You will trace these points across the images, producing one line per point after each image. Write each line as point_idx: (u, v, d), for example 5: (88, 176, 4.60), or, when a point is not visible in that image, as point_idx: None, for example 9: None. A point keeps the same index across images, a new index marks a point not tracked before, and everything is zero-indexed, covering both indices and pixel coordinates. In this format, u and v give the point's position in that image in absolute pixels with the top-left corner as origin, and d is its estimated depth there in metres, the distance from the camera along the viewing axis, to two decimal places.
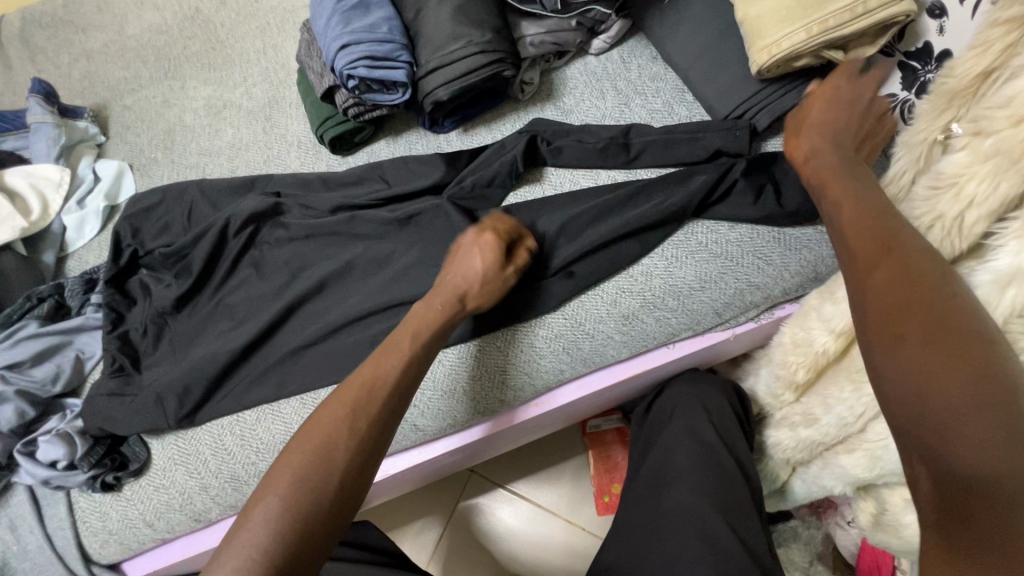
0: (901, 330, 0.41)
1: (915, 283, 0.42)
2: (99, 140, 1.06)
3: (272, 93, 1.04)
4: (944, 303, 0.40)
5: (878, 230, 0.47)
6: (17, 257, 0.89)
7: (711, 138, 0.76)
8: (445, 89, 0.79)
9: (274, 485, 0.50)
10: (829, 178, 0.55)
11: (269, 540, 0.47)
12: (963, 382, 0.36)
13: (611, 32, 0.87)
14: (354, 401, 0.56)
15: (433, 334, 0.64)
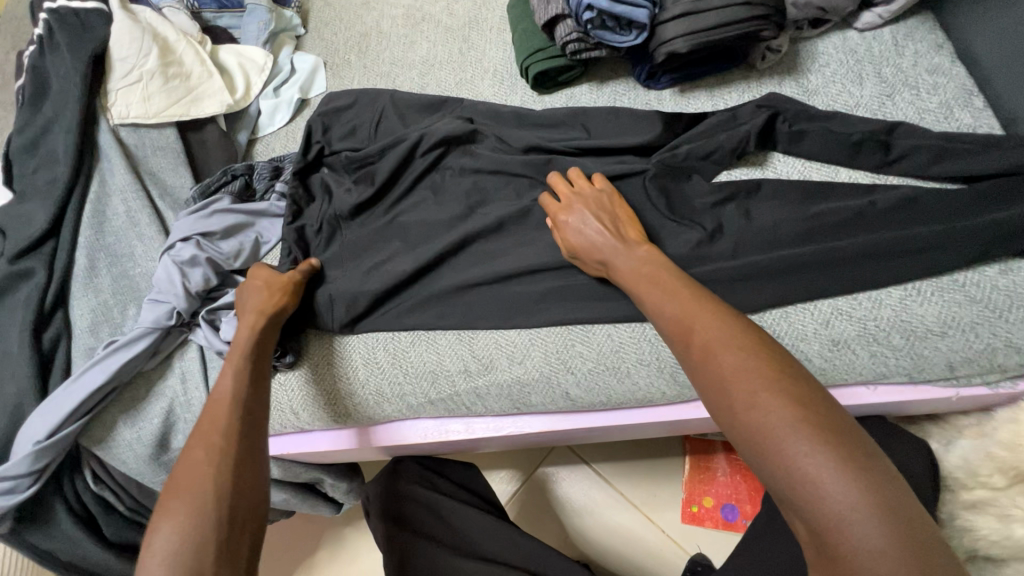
0: (728, 396, 0.46)
1: (760, 361, 0.46)
2: (298, 32, 1.08)
3: (473, 13, 0.99)
4: (755, 371, 0.46)
5: (688, 315, 0.52)
6: (218, 131, 0.93)
7: (1009, 157, 0.62)
8: (685, 40, 0.69)
9: (175, 504, 0.52)
10: (645, 278, 0.58)
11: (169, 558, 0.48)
12: (771, 430, 0.43)
13: (891, 6, 0.72)
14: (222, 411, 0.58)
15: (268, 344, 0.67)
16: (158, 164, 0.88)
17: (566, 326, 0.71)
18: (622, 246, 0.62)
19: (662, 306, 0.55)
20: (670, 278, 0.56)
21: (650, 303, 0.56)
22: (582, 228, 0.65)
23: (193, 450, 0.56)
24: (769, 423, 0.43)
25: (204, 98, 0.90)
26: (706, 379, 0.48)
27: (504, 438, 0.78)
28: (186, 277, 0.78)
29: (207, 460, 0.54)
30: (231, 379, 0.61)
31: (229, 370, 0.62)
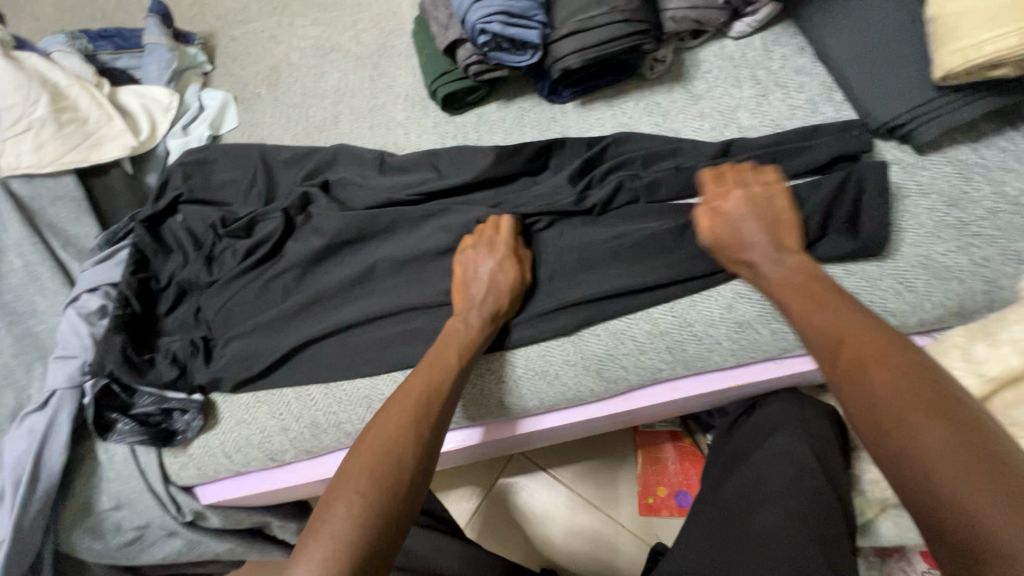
0: (871, 410, 0.45)
1: (891, 369, 0.46)
2: (205, 69, 1.06)
3: (382, 41, 1.01)
4: (922, 377, 0.45)
5: (852, 330, 0.50)
6: (124, 175, 0.90)
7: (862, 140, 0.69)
8: (576, 57, 0.74)
9: (368, 478, 0.52)
10: (793, 287, 0.58)
11: (356, 534, 0.48)
12: (906, 435, 0.42)
13: (758, 16, 0.80)
14: (426, 392, 0.59)
15: (475, 352, 0.65)
16: (58, 214, 0.84)
17: (496, 349, 0.72)
18: (772, 251, 0.61)
19: (820, 319, 0.53)
20: (824, 294, 0.55)
21: (796, 315, 0.56)
22: (741, 216, 0.63)
23: (372, 430, 0.56)
24: (908, 432, 0.42)
25: (105, 142, 0.87)
26: (853, 394, 0.47)
27: (448, 453, 0.78)
28: (93, 326, 0.76)
29: (388, 439, 0.55)
30: (426, 369, 0.62)
31: (422, 372, 0.61)
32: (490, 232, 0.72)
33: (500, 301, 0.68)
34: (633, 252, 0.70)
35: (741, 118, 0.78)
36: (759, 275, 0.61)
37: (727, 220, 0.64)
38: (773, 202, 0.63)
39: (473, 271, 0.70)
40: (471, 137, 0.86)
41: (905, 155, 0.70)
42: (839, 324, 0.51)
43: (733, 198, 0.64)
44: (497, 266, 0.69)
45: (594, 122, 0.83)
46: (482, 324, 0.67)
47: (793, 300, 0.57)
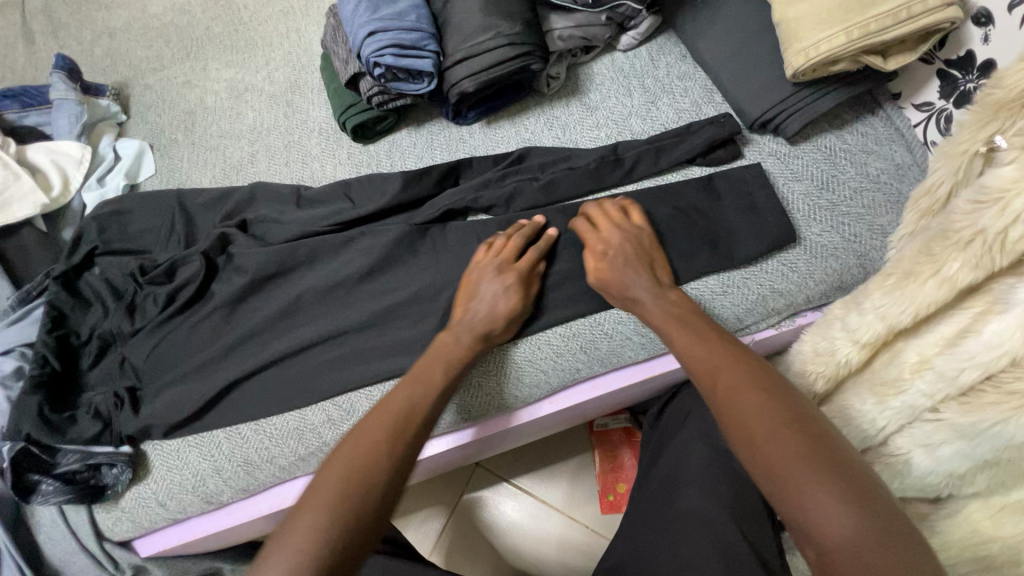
0: (760, 440, 0.46)
1: (758, 394, 0.49)
2: (120, 119, 1.06)
3: (294, 77, 1.03)
4: (786, 410, 0.48)
5: (714, 358, 0.54)
6: (37, 233, 0.89)
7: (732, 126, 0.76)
8: (471, 80, 0.78)
9: (335, 499, 0.49)
10: (672, 314, 0.61)
11: (320, 549, 0.46)
12: (795, 471, 0.44)
13: (640, 29, 0.85)
14: (400, 416, 0.57)
15: (459, 369, 0.64)
16: None
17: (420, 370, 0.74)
18: (653, 288, 0.64)
19: (691, 348, 0.57)
20: (698, 324, 0.58)
21: (676, 341, 0.58)
22: (619, 262, 0.66)
23: (349, 448, 0.54)
24: (793, 466, 0.44)
25: (14, 202, 0.87)
26: (744, 424, 0.48)
27: None
28: (9, 389, 0.75)
29: (350, 461, 0.52)
30: (409, 390, 0.60)
31: (408, 386, 0.61)
32: (513, 250, 0.71)
33: (495, 323, 0.67)
34: (536, 253, 0.74)
35: (634, 125, 0.83)
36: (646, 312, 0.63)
37: (614, 274, 0.66)
38: (628, 244, 0.67)
39: (475, 288, 0.69)
40: (385, 164, 0.89)
41: (780, 147, 0.76)
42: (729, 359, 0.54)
43: (618, 247, 0.67)
44: (503, 290, 0.68)
45: (500, 140, 0.86)
46: (473, 344, 0.66)
47: (665, 323, 0.61)
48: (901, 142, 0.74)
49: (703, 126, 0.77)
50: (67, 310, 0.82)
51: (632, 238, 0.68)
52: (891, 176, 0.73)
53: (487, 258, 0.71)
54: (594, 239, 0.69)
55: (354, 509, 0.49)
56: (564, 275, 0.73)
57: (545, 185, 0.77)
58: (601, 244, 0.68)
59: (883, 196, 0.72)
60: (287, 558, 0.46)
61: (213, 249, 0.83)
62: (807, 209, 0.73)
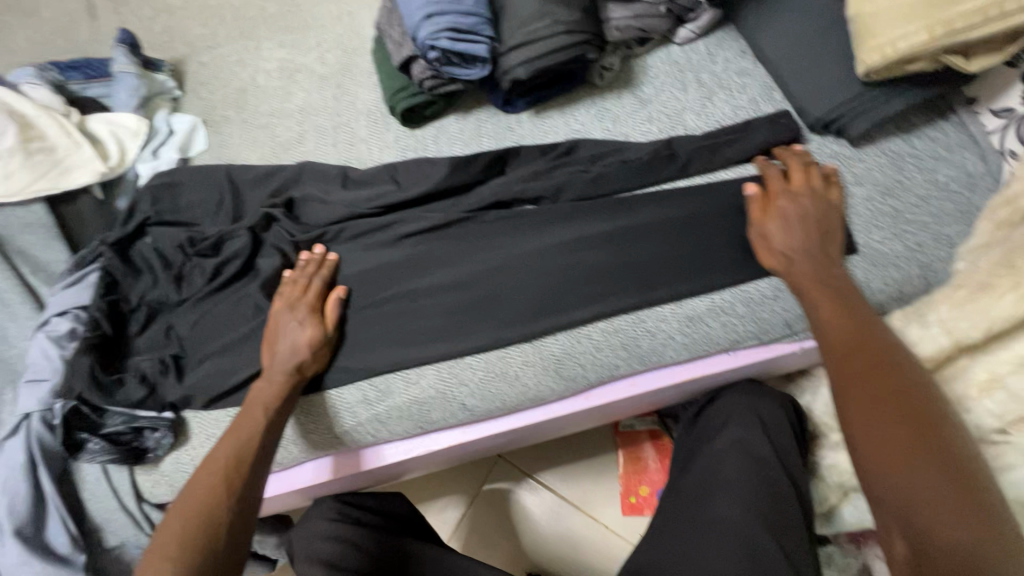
0: (879, 419, 0.47)
1: (890, 378, 0.49)
2: (175, 94, 1.08)
3: (345, 60, 1.04)
4: (918, 402, 0.48)
5: (860, 333, 0.53)
6: (93, 201, 0.91)
7: (792, 126, 0.74)
8: (524, 68, 0.77)
9: (164, 552, 0.52)
10: (828, 279, 0.60)
11: (203, 507, 0.55)
12: (909, 455, 0.45)
13: (699, 22, 0.83)
14: (231, 455, 0.60)
15: (283, 403, 0.67)
16: (28, 242, 0.85)
17: (459, 356, 0.74)
18: (817, 254, 0.63)
19: (835, 318, 0.56)
20: (852, 299, 0.57)
21: (818, 311, 0.58)
22: (789, 218, 0.66)
23: (181, 499, 0.56)
24: (907, 454, 0.45)
25: (74, 169, 0.89)
26: (866, 399, 0.49)
27: (415, 459, 0.79)
28: (64, 349, 0.78)
29: (208, 514, 0.54)
30: (229, 440, 0.61)
31: (231, 434, 0.62)
32: (299, 291, 0.76)
33: (302, 356, 0.70)
34: (581, 246, 0.73)
35: (687, 120, 0.81)
36: (793, 268, 0.63)
37: (777, 232, 0.66)
38: (811, 208, 0.66)
39: (280, 322, 0.73)
40: (431, 149, 0.89)
41: (842, 149, 0.73)
42: (861, 333, 0.53)
43: (787, 208, 0.66)
44: (307, 325, 0.72)
45: (548, 130, 0.85)
46: (286, 376, 0.69)
47: (810, 288, 0.60)
48: (974, 150, 0.70)
49: (762, 123, 0.75)
50: (119, 276, 0.84)
51: (824, 207, 0.66)
52: (961, 185, 0.69)
53: (306, 298, 0.75)
54: (779, 191, 0.68)
55: (202, 550, 0.52)
56: (610, 270, 0.72)
57: (597, 177, 0.76)
58: (783, 197, 0.67)
59: (951, 206, 0.69)
60: (182, 513, 0.55)
61: (260, 225, 0.84)
62: (870, 216, 0.69)
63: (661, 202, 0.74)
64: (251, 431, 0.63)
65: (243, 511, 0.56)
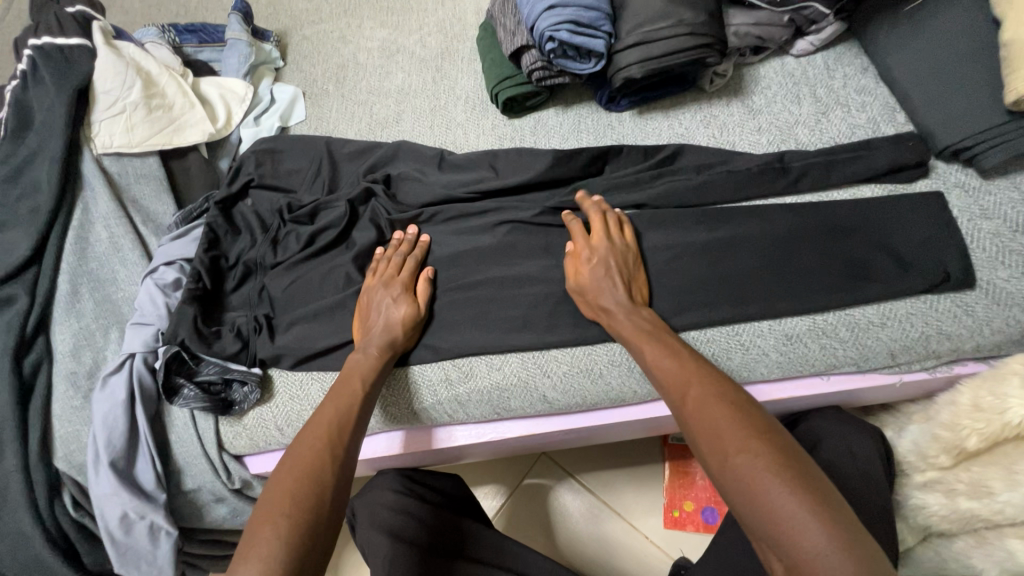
0: (716, 440, 0.50)
1: (725, 407, 0.52)
2: (277, 65, 1.12)
3: (446, 45, 1.05)
4: (724, 421, 0.51)
5: (685, 372, 0.58)
6: (200, 159, 0.96)
7: (918, 150, 0.72)
8: (639, 67, 0.76)
9: (278, 505, 0.54)
10: (645, 332, 0.64)
11: (314, 465, 0.58)
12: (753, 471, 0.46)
13: (821, 35, 0.81)
14: (334, 420, 0.63)
15: (377, 377, 0.69)
16: (140, 191, 0.90)
17: (545, 348, 0.74)
18: (627, 302, 0.67)
19: (660, 361, 0.60)
20: (670, 342, 0.62)
21: (649, 359, 0.62)
22: (599, 272, 0.69)
23: (290, 457, 0.59)
24: (744, 466, 0.47)
25: (186, 127, 0.93)
26: (701, 427, 0.52)
27: (486, 444, 0.80)
28: (169, 297, 0.81)
29: (315, 472, 0.57)
30: (333, 405, 0.65)
31: (334, 397, 0.66)
32: (393, 268, 0.78)
33: (395, 333, 0.72)
34: (682, 251, 0.72)
35: (799, 134, 0.79)
36: (614, 325, 0.67)
37: (586, 288, 0.69)
38: (619, 263, 0.69)
39: (373, 298, 0.75)
40: (529, 139, 0.89)
41: (970, 179, 0.70)
42: (687, 373, 0.57)
43: (593, 267, 0.69)
44: (398, 302, 0.74)
45: (650, 131, 0.84)
46: (380, 351, 0.71)
47: (637, 339, 0.64)
48: None
49: (885, 144, 0.73)
50: (224, 232, 0.88)
51: (618, 254, 0.70)
52: None
53: (401, 275, 0.77)
54: (581, 249, 0.71)
55: (314, 506, 0.55)
56: (708, 279, 0.71)
57: (702, 184, 0.75)
58: (585, 255, 0.71)
59: None
60: (293, 470, 0.57)
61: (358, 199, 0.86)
62: (998, 251, 0.66)
63: (764, 216, 0.72)
64: (351, 398, 0.66)
65: (343, 472, 0.59)
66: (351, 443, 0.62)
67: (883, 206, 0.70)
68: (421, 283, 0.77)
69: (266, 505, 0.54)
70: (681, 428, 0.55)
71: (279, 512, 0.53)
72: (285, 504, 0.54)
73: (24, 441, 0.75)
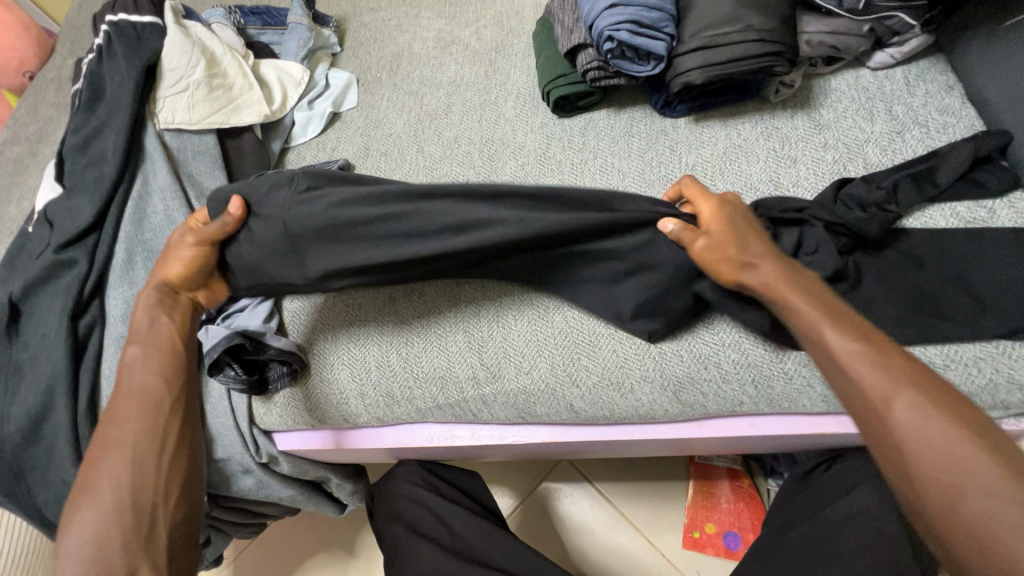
0: (939, 461, 0.44)
1: (945, 415, 0.46)
2: (334, 50, 1.13)
3: (501, 38, 1.04)
4: (943, 428, 0.45)
5: (879, 358, 0.49)
6: (254, 139, 0.98)
7: (1003, 182, 0.67)
8: (701, 72, 0.73)
9: (83, 498, 0.59)
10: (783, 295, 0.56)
11: (122, 468, 0.60)
12: (968, 491, 0.43)
13: (904, 47, 0.75)
14: (142, 401, 0.64)
15: (184, 343, 0.69)
16: (196, 167, 0.93)
17: (576, 357, 0.72)
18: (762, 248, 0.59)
19: (845, 342, 0.51)
20: (846, 314, 0.54)
21: (822, 329, 0.53)
22: (722, 217, 0.61)
23: (97, 447, 0.62)
24: (999, 510, 0.41)
25: (243, 108, 0.95)
26: (907, 435, 0.46)
27: (507, 447, 0.79)
28: None
29: (127, 462, 0.60)
30: (139, 382, 0.65)
31: (142, 371, 0.66)
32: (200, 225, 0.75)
33: (177, 280, 0.71)
34: None
35: (869, 154, 0.73)
36: (759, 276, 0.58)
37: (715, 244, 0.60)
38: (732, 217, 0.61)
39: (183, 250, 0.71)
40: (577, 141, 0.87)
41: None
42: (871, 350, 0.50)
43: (714, 209, 0.62)
44: (184, 258, 0.71)
45: (706, 140, 0.81)
46: (164, 309, 0.70)
47: (793, 302, 0.56)
48: None
49: (955, 147, 0.68)
50: None
51: (725, 208, 0.62)
52: None
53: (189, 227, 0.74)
54: (696, 197, 0.64)
55: (121, 517, 0.57)
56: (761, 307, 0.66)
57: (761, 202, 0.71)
58: (705, 199, 0.63)
59: None
60: (100, 476, 0.60)
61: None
62: None
63: (820, 226, 0.67)
64: (148, 373, 0.66)
65: (171, 464, 0.62)
66: (172, 426, 0.63)
67: (960, 241, 0.65)
68: (202, 260, 0.72)
69: (85, 529, 0.57)
70: (880, 429, 0.48)
71: (100, 528, 0.57)
72: (93, 517, 0.57)
73: (74, 398, 0.79)
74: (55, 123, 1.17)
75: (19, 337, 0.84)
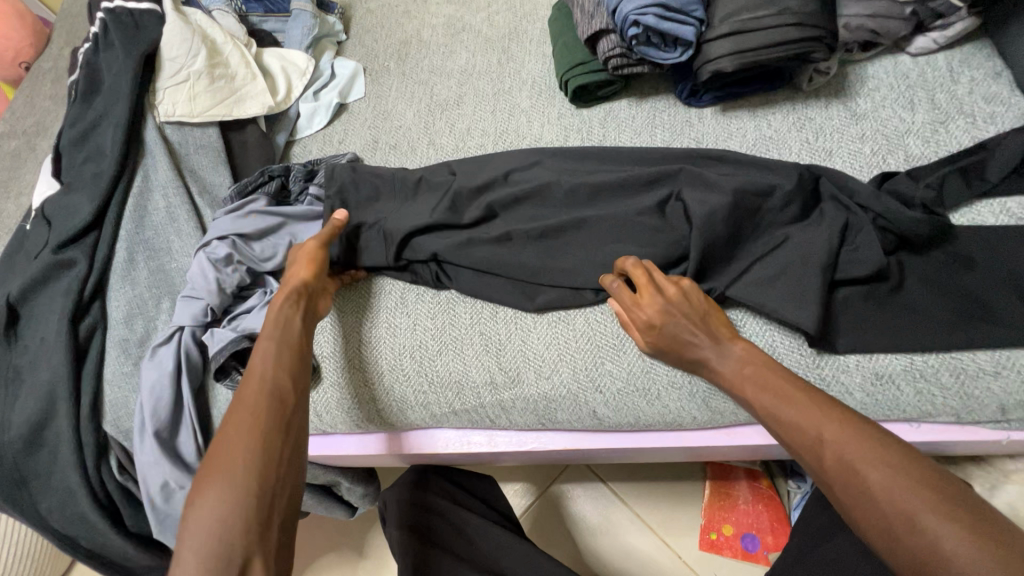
0: (880, 506, 0.45)
1: (864, 440, 0.48)
2: (340, 38, 1.09)
3: (514, 25, 1.00)
4: (893, 479, 0.45)
5: (795, 390, 0.54)
6: (258, 132, 0.94)
7: None
8: (732, 59, 0.68)
9: (208, 473, 0.49)
10: (748, 382, 0.57)
11: (250, 460, 0.50)
12: (920, 540, 0.43)
13: (948, 31, 0.70)
14: (270, 390, 0.55)
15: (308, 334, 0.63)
16: (199, 162, 0.89)
17: (599, 362, 0.69)
18: (712, 341, 0.60)
19: (773, 403, 0.54)
20: (761, 355, 0.58)
21: (765, 403, 0.54)
22: (682, 323, 0.61)
23: (221, 428, 0.53)
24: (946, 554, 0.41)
25: (247, 99, 0.91)
26: (857, 500, 0.46)
27: (525, 453, 0.76)
28: (220, 274, 0.77)
29: (249, 434, 0.51)
30: (262, 364, 0.58)
31: (264, 352, 0.59)
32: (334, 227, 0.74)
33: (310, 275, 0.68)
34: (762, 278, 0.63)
35: (910, 145, 0.69)
36: (703, 355, 0.60)
37: (671, 328, 0.61)
38: (685, 314, 0.61)
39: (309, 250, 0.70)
40: (597, 133, 0.83)
41: None
42: (774, 379, 0.55)
43: (657, 310, 0.61)
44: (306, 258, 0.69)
45: (734, 131, 0.76)
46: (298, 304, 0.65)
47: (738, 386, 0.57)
48: None
49: (1006, 138, 0.64)
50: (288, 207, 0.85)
51: (672, 305, 0.61)
52: None
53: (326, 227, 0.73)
54: (647, 289, 0.63)
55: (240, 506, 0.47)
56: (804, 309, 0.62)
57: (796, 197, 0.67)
58: (658, 300, 0.62)
59: None
60: (224, 457, 0.50)
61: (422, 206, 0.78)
62: None
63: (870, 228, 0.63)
64: (272, 358, 0.58)
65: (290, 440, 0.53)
66: (296, 413, 0.55)
67: (1010, 239, 0.61)
68: (322, 260, 0.70)
69: (204, 512, 0.47)
70: (851, 508, 0.47)
71: (226, 517, 0.47)
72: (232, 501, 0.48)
73: (77, 403, 0.77)
74: (52, 116, 1.13)
75: (17, 339, 0.81)
